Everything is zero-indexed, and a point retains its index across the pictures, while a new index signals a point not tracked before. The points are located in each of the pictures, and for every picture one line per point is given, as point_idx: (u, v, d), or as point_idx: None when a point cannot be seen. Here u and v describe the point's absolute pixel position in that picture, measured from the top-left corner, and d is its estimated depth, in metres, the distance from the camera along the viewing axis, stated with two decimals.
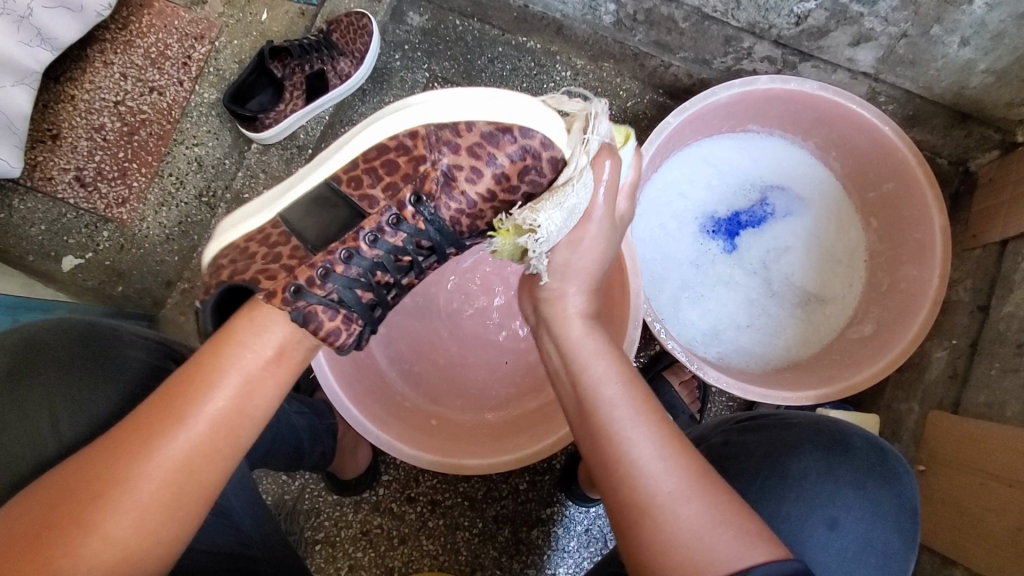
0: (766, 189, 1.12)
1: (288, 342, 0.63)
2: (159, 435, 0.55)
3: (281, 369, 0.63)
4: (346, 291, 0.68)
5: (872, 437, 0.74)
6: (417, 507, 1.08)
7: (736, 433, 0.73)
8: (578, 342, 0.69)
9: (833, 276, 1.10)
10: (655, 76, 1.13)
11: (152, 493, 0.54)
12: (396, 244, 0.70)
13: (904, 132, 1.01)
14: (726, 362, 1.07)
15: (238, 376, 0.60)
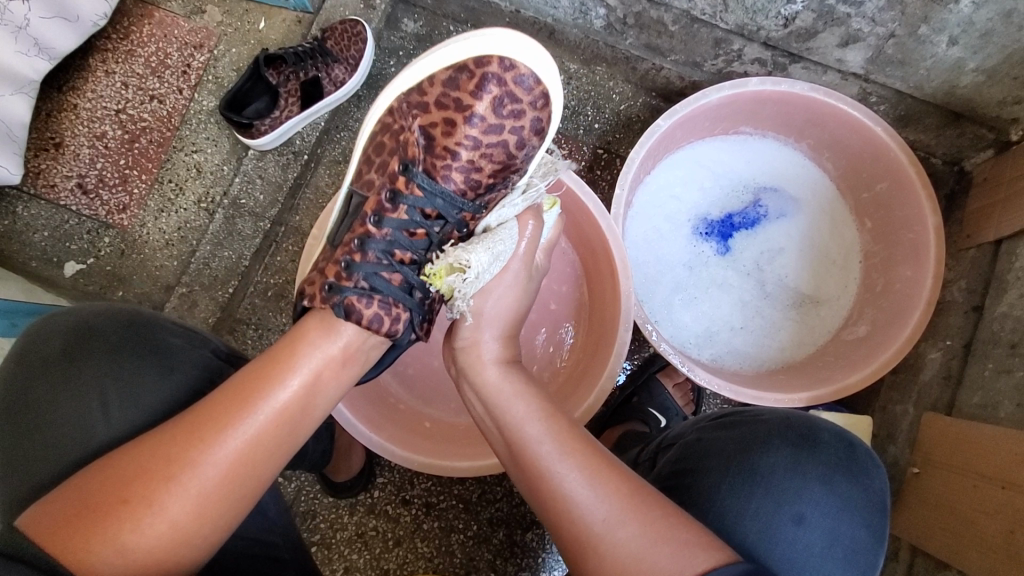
0: (760, 191, 1.12)
1: (349, 344, 0.68)
2: (228, 426, 0.60)
3: (341, 369, 0.67)
4: (375, 277, 0.71)
5: (841, 431, 0.74)
6: (411, 509, 1.09)
7: (710, 430, 0.74)
8: (493, 392, 0.70)
9: (828, 277, 1.09)
10: (648, 78, 1.13)
11: (210, 486, 0.58)
12: (406, 219, 0.74)
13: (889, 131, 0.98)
14: (719, 363, 1.06)
15: (305, 374, 0.64)
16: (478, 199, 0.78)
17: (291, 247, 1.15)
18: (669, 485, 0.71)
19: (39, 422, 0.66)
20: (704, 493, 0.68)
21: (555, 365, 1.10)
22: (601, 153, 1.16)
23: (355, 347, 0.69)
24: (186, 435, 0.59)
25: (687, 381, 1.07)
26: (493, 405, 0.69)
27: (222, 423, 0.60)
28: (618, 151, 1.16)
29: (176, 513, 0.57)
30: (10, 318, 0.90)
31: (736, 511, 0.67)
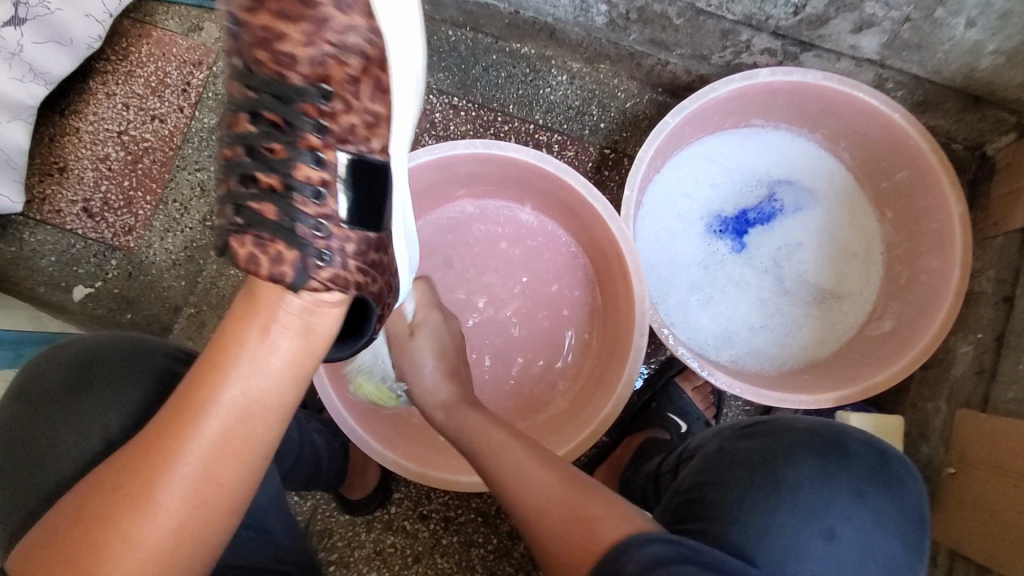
0: (774, 184, 1.08)
1: (291, 322, 0.59)
2: (184, 431, 0.55)
3: (293, 353, 0.59)
4: (246, 211, 0.61)
5: (874, 440, 0.71)
6: (430, 524, 1.07)
7: (732, 440, 0.71)
8: (465, 432, 0.77)
9: (849, 272, 1.06)
10: (653, 74, 1.10)
11: (181, 500, 0.55)
12: (253, 130, 0.63)
13: (879, 121, 0.94)
14: (740, 365, 1.03)
15: (253, 360, 0.57)
16: (311, 85, 0.62)
17: None
18: (690, 497, 0.68)
19: (42, 455, 0.65)
20: (727, 506, 0.65)
21: (572, 371, 1.08)
22: (608, 153, 1.16)
23: (305, 320, 0.60)
24: (147, 448, 0.55)
25: (707, 385, 1.03)
26: (467, 443, 0.76)
27: (177, 430, 0.55)
28: (625, 150, 1.16)
29: (149, 535, 0.54)
30: (14, 348, 0.90)
31: (763, 526, 0.64)
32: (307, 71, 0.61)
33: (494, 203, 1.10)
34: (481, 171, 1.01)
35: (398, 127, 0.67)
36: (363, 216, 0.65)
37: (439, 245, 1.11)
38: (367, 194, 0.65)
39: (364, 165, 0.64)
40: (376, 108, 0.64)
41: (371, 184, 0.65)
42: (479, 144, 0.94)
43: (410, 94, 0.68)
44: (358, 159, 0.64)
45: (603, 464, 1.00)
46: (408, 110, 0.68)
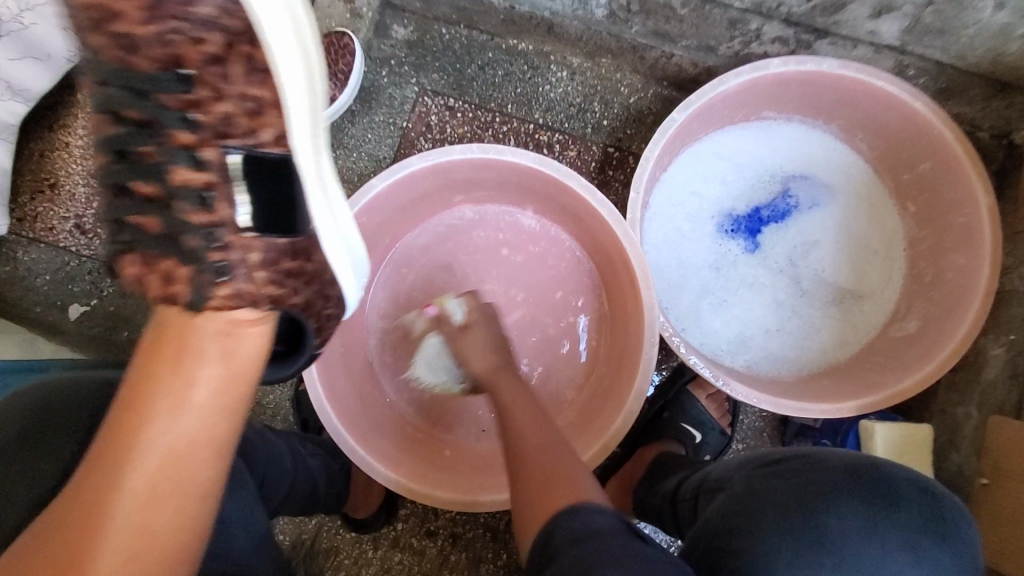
0: (788, 179, 1.03)
1: (207, 349, 0.55)
2: (110, 481, 0.51)
3: (216, 382, 0.55)
4: (129, 228, 0.57)
5: (924, 481, 0.62)
6: (437, 540, 1.04)
7: (759, 479, 0.63)
8: (505, 398, 0.78)
9: (870, 270, 1.00)
10: (657, 67, 1.06)
11: (117, 557, 0.49)
12: (122, 132, 0.55)
13: (901, 106, 0.88)
14: (756, 371, 0.98)
15: (176, 394, 0.53)
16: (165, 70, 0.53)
17: None
18: (715, 546, 0.59)
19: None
20: (757, 560, 0.56)
21: (581, 380, 1.04)
22: (612, 152, 1.09)
23: (221, 344, 0.56)
24: (70, 509, 0.50)
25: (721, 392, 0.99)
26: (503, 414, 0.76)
27: (103, 480, 0.50)
28: (630, 148, 1.09)
29: None
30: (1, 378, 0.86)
31: None
32: (159, 56, 0.52)
33: (495, 207, 1.06)
34: (480, 176, 0.97)
35: (297, 130, 0.56)
36: (276, 223, 0.58)
37: (439, 254, 1.07)
38: (273, 197, 0.58)
39: (263, 165, 0.56)
40: (258, 92, 0.55)
41: (275, 182, 0.57)
42: (476, 148, 0.90)
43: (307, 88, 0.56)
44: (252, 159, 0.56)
45: (614, 476, 0.96)
46: (307, 110, 0.57)
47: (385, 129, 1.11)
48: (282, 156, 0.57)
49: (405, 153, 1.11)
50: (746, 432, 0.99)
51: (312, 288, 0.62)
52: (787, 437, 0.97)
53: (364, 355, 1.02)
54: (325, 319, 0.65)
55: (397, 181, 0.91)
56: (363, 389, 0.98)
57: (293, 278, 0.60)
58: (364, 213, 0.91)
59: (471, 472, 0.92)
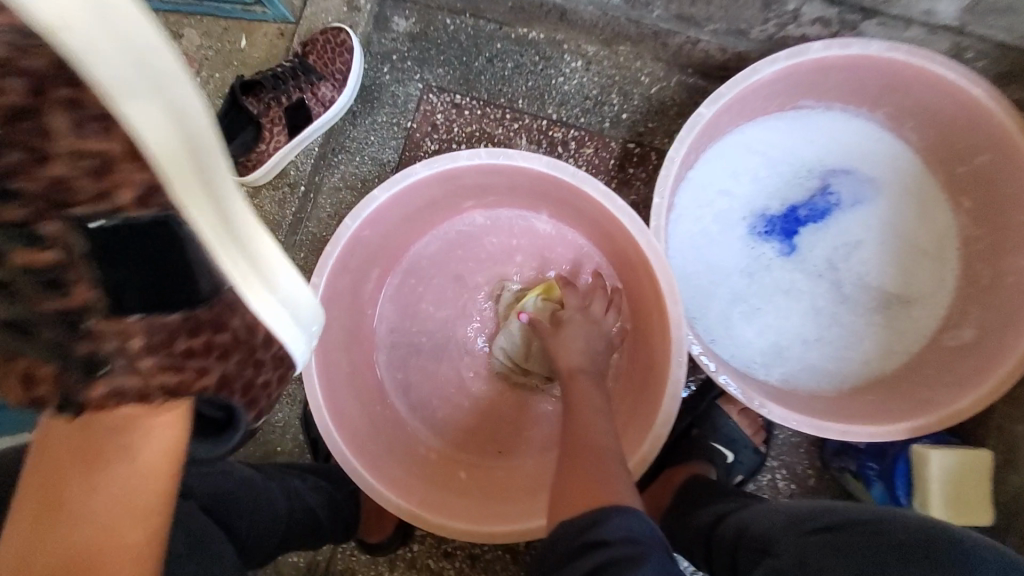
0: (827, 174, 0.94)
1: (105, 451, 0.37)
2: None
3: (122, 495, 0.36)
4: None
5: (1009, 555, 0.48)
6: (456, 562, 0.97)
7: (799, 536, 0.53)
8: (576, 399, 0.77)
9: (919, 272, 0.92)
10: (681, 54, 0.97)
11: None
12: None
13: (959, 94, 0.79)
14: (793, 385, 0.90)
15: (63, 539, 0.34)
16: None
17: None
18: None
19: None
20: None
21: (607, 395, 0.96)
22: (632, 147, 1.01)
23: (130, 439, 0.37)
24: None
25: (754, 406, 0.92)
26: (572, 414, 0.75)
27: None
28: (652, 143, 1.01)
29: None
30: None
31: None
32: None
33: (507, 212, 0.98)
34: (490, 181, 0.89)
35: (177, 184, 0.38)
36: (152, 303, 0.38)
37: (450, 263, 1.00)
38: (144, 266, 0.37)
39: (131, 230, 0.36)
40: (100, 147, 0.36)
41: (144, 248, 0.37)
42: (484, 154, 0.83)
43: (174, 121, 0.38)
44: (103, 223, 0.36)
45: (643, 493, 0.88)
46: (180, 146, 0.39)
47: (389, 131, 1.03)
48: (155, 215, 0.37)
49: (411, 155, 1.04)
50: (782, 447, 0.93)
51: (233, 362, 0.43)
52: (828, 456, 0.88)
53: (373, 373, 0.96)
54: (262, 389, 0.45)
55: (400, 191, 0.84)
56: (374, 409, 0.93)
57: (196, 358, 0.41)
58: (366, 227, 0.85)
59: (487, 498, 0.87)
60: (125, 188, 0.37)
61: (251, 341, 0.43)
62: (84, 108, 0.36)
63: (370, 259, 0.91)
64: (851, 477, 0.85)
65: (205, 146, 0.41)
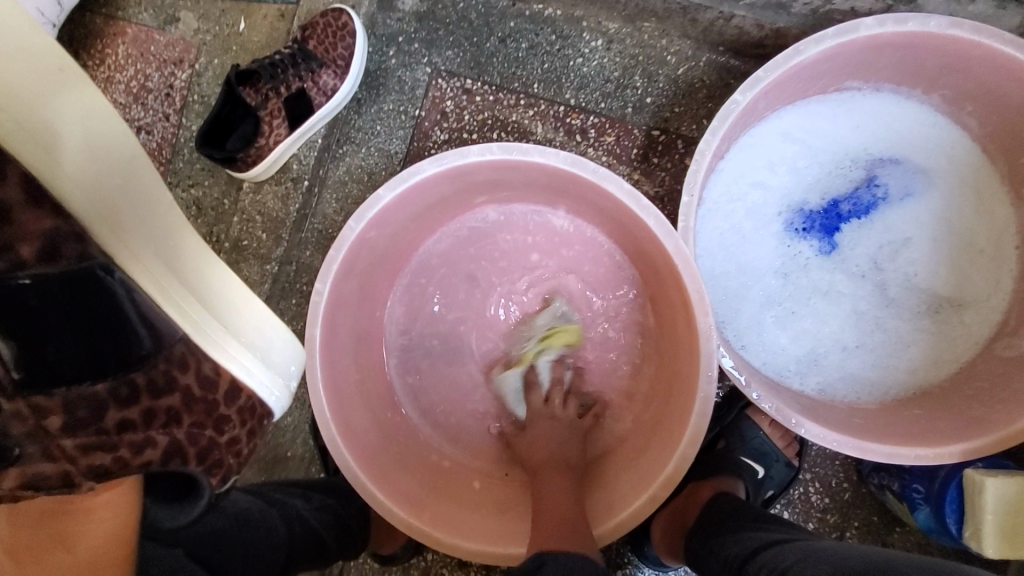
0: (875, 164, 0.85)
1: (39, 542, 0.44)
2: None
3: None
4: None
5: None
6: (471, 572, 0.94)
7: None
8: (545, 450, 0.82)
9: (974, 272, 0.83)
10: (712, 31, 0.88)
11: None
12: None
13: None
14: (829, 395, 0.83)
15: None
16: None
17: (306, 287, 0.97)
18: None
19: None
20: None
21: (627, 402, 0.91)
22: (657, 135, 0.93)
23: (62, 528, 0.44)
24: None
25: None
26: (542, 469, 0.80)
27: None
28: (679, 129, 0.92)
29: None
30: None
31: None
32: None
33: (522, 207, 0.92)
34: (503, 177, 0.83)
35: (94, 220, 0.49)
36: (69, 376, 0.48)
37: (461, 261, 0.94)
38: (66, 330, 0.47)
39: (46, 283, 0.46)
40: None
41: (67, 309, 0.47)
42: (496, 148, 0.76)
43: (98, 172, 0.50)
44: (31, 279, 0.46)
45: (664, 510, 0.83)
46: (96, 177, 0.50)
47: (397, 120, 0.96)
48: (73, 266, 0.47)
49: (420, 146, 0.96)
50: (815, 459, 0.87)
51: (185, 425, 0.50)
52: (865, 471, 0.85)
53: (382, 379, 0.92)
54: (229, 446, 0.53)
55: (406, 190, 0.78)
56: (384, 417, 0.89)
57: (130, 434, 0.48)
58: (370, 228, 0.79)
59: (501, 513, 0.83)
60: (32, 238, 0.47)
61: (212, 397, 0.52)
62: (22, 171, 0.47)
63: (377, 261, 0.86)
64: (893, 496, 0.81)
65: (118, 168, 0.52)
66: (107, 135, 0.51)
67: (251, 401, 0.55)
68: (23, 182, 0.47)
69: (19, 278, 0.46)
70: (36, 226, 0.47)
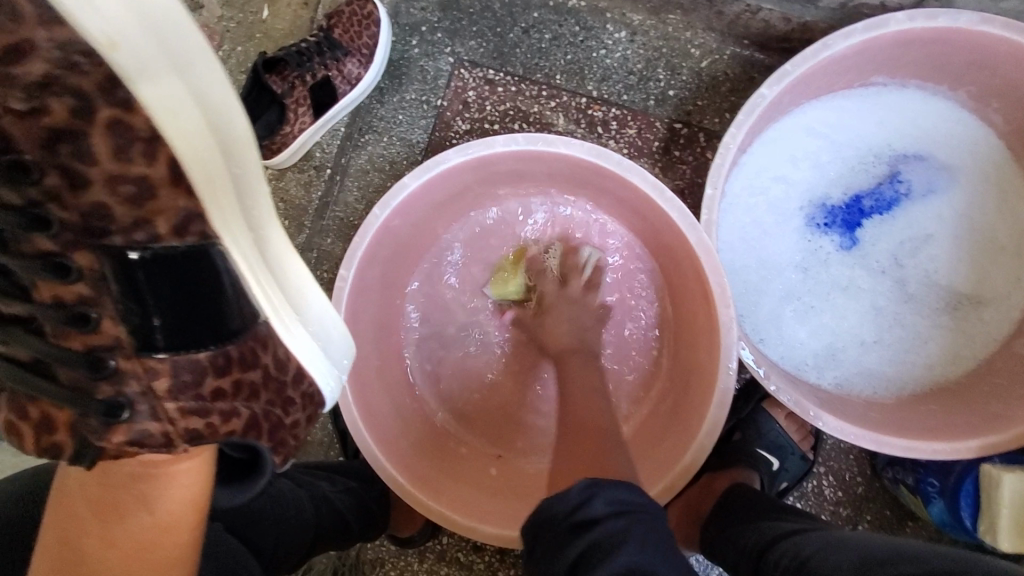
0: (898, 160, 0.85)
1: (121, 501, 0.45)
2: None
3: (138, 536, 0.44)
4: None
5: None
6: (485, 556, 0.95)
7: None
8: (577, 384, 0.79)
9: (993, 270, 0.84)
10: (738, 24, 0.88)
11: None
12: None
13: None
14: (847, 390, 0.84)
15: (107, 546, 0.44)
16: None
17: (327, 274, 0.98)
18: None
19: None
20: None
21: (643, 392, 0.92)
22: (679, 128, 0.93)
23: (149, 488, 0.46)
24: None
25: None
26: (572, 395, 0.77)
27: None
28: (701, 122, 0.93)
29: None
30: None
31: None
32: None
33: (544, 198, 0.92)
34: (527, 168, 0.84)
35: (216, 211, 0.47)
36: (173, 346, 0.49)
37: (480, 251, 0.95)
38: (174, 302, 0.48)
39: (167, 257, 0.47)
40: (140, 171, 0.43)
41: (170, 282, 0.48)
42: (521, 139, 0.76)
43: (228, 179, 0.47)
44: (138, 254, 0.46)
45: (678, 498, 0.85)
46: (219, 172, 0.46)
47: (419, 109, 0.97)
48: (194, 244, 0.47)
49: (442, 136, 0.97)
50: (830, 452, 0.88)
51: (263, 401, 0.53)
52: (879, 465, 0.86)
53: (402, 366, 0.93)
54: (289, 428, 0.55)
55: (432, 178, 0.79)
56: (403, 403, 0.90)
57: (222, 401, 0.50)
58: (394, 216, 0.80)
59: (516, 497, 0.85)
60: (167, 213, 0.45)
61: (284, 378, 0.54)
62: (149, 140, 0.43)
63: (398, 249, 0.86)
64: (907, 490, 0.82)
65: (237, 161, 0.47)
66: (229, 129, 0.45)
67: (312, 390, 0.57)
68: (171, 163, 0.44)
69: (131, 252, 0.46)
70: (172, 204, 0.45)
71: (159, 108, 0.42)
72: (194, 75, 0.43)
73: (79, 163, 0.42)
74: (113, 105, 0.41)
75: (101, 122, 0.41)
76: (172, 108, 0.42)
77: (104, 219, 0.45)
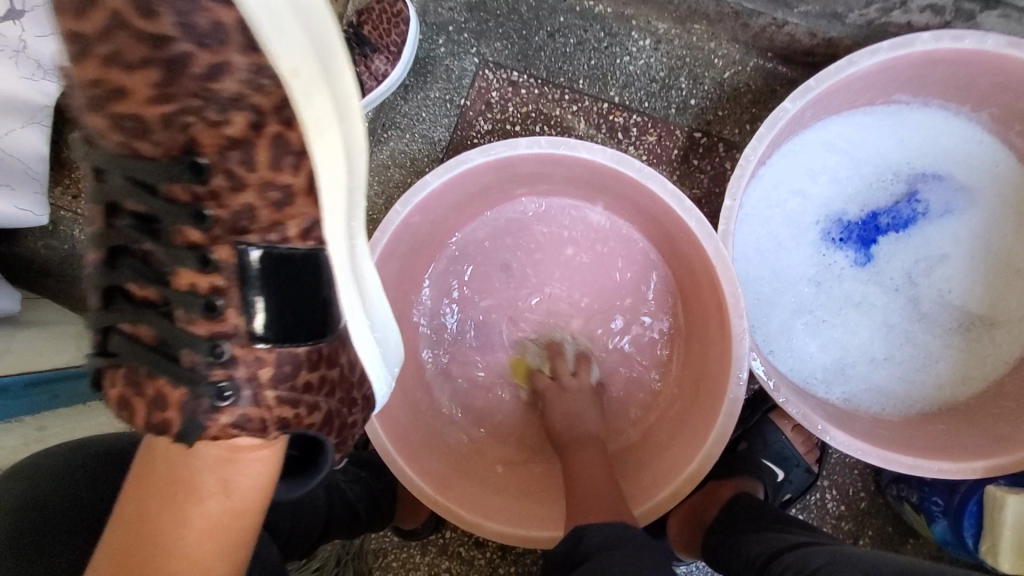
0: (916, 179, 0.85)
1: (204, 484, 0.49)
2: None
3: (213, 517, 0.49)
4: None
5: None
6: (487, 551, 0.97)
7: None
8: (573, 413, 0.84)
9: (1007, 293, 0.84)
10: (762, 37, 0.88)
11: None
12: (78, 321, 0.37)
13: None
14: (854, 405, 0.85)
15: (183, 519, 0.48)
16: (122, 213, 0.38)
17: None
18: None
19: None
20: None
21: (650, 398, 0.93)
22: (698, 137, 0.94)
23: (229, 474, 0.50)
24: None
25: None
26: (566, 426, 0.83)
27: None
28: (720, 133, 0.93)
29: None
30: (51, 388, 0.76)
31: None
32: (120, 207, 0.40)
33: (561, 201, 0.93)
34: (547, 171, 0.85)
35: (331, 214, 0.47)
36: (279, 337, 0.51)
37: (496, 251, 0.96)
38: (283, 299, 0.51)
39: (288, 258, 0.51)
40: (287, 180, 0.48)
41: (287, 281, 0.51)
42: (544, 142, 0.78)
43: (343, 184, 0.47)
44: (260, 250, 0.50)
45: (682, 506, 0.85)
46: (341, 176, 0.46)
47: (442, 108, 0.98)
48: (312, 248, 0.51)
49: (463, 135, 0.98)
50: (834, 466, 0.88)
51: (336, 397, 0.55)
52: (883, 482, 0.86)
53: (416, 360, 0.94)
54: (351, 428, 0.57)
55: (453, 178, 0.80)
56: (415, 398, 0.91)
57: (311, 394, 0.53)
58: (415, 213, 0.81)
59: (519, 495, 0.86)
60: (298, 219, 0.50)
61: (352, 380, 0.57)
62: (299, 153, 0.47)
63: (415, 246, 0.88)
64: (911, 508, 0.83)
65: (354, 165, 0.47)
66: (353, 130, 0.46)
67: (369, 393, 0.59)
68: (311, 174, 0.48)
69: (252, 248, 0.49)
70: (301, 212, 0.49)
71: (309, 114, 0.43)
72: (332, 76, 0.43)
73: (243, 169, 0.47)
74: (281, 122, 0.46)
75: (269, 135, 0.46)
76: (308, 111, 0.43)
77: (250, 219, 0.49)
